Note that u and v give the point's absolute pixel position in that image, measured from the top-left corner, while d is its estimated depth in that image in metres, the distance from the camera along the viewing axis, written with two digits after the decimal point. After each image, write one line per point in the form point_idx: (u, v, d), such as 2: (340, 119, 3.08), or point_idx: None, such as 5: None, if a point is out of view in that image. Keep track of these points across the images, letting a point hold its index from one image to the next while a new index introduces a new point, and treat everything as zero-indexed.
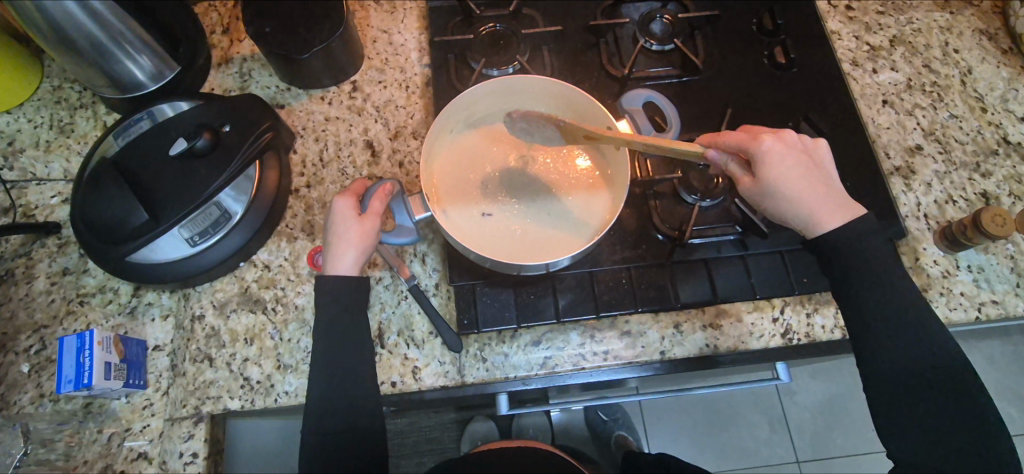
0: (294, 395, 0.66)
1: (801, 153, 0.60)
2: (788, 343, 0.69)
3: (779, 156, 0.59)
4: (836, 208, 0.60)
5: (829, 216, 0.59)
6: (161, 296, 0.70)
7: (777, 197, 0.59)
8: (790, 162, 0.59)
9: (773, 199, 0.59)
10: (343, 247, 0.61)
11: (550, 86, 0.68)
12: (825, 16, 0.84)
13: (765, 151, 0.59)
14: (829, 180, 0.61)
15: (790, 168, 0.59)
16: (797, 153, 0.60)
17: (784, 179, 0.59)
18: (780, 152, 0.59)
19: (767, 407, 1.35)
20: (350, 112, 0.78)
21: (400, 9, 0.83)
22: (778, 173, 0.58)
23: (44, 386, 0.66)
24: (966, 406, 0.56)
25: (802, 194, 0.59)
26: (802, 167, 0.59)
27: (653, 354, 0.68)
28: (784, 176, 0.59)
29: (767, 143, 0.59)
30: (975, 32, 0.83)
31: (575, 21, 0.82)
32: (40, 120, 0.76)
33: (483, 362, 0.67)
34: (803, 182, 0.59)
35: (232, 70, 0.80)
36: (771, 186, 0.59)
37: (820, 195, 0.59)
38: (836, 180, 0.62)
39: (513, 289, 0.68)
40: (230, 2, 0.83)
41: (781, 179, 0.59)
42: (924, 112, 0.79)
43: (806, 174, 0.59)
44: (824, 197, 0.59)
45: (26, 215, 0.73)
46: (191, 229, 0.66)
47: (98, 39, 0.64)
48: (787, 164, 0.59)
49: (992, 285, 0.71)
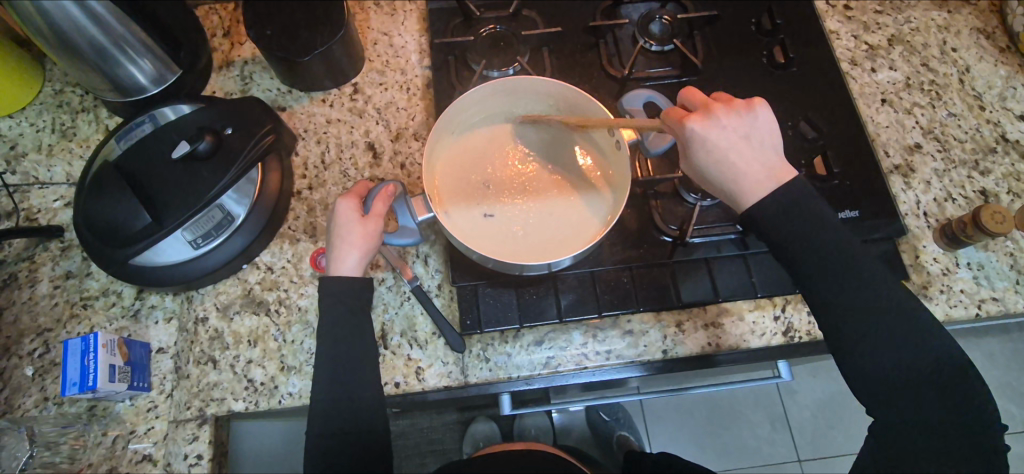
0: (297, 396, 0.67)
1: (729, 125, 0.58)
2: (789, 341, 0.69)
3: (703, 140, 0.58)
4: (769, 178, 0.58)
5: (756, 189, 0.58)
6: (164, 298, 0.70)
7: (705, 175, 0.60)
8: (711, 140, 0.58)
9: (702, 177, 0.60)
10: (345, 248, 0.61)
11: (550, 87, 0.68)
12: (824, 15, 0.85)
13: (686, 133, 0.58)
14: (763, 148, 0.59)
15: (713, 145, 0.58)
16: (723, 127, 0.58)
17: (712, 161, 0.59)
18: (700, 132, 0.58)
19: (768, 406, 1.36)
20: (351, 114, 0.78)
21: (400, 11, 0.84)
22: (700, 152, 0.58)
23: (49, 389, 0.66)
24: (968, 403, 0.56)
25: (735, 174, 0.58)
26: (725, 143, 0.58)
27: (655, 354, 0.69)
28: (707, 154, 0.58)
29: (687, 126, 0.58)
30: (973, 31, 0.83)
31: (574, 22, 0.82)
32: (42, 124, 0.77)
33: (485, 363, 0.68)
34: (727, 158, 0.58)
35: (233, 73, 0.80)
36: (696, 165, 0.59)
37: (748, 169, 0.58)
38: (774, 142, 0.60)
39: (515, 290, 0.68)
40: (231, 5, 0.83)
41: (704, 158, 0.59)
42: (922, 110, 0.79)
43: (732, 148, 0.58)
44: (753, 169, 0.58)
45: (29, 219, 0.73)
46: (194, 231, 0.66)
47: (100, 43, 0.64)
48: (715, 142, 0.58)
49: (992, 282, 0.71)
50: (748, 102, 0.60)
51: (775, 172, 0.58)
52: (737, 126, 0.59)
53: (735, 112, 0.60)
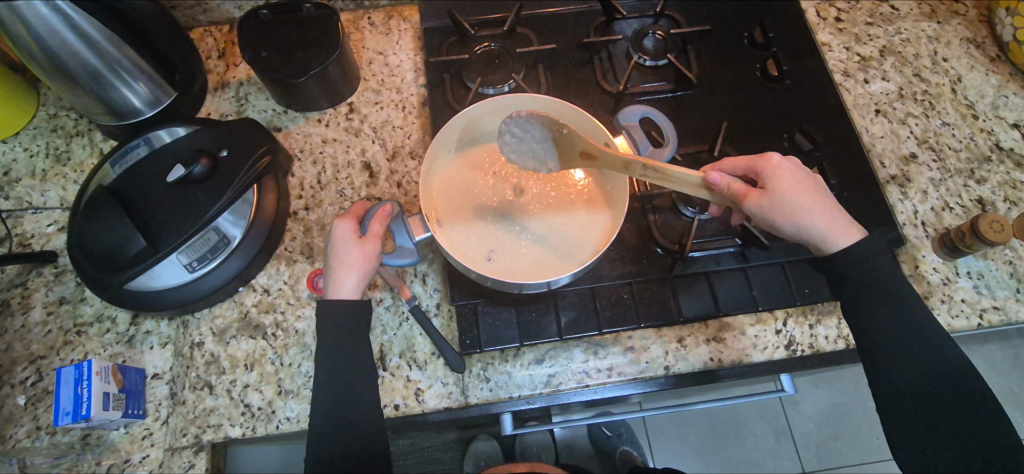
0: (296, 421, 0.66)
1: (811, 175, 0.61)
2: (792, 355, 0.69)
3: (785, 171, 0.60)
4: (850, 224, 0.59)
5: (836, 227, 0.59)
6: (159, 324, 0.70)
7: (789, 209, 0.58)
8: (800, 179, 0.60)
9: (784, 211, 0.58)
10: (344, 271, 0.60)
11: (549, 105, 0.68)
12: (815, 28, 0.85)
13: (772, 166, 0.60)
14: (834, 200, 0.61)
15: (802, 184, 0.59)
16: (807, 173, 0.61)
17: (794, 192, 0.59)
18: (788, 168, 0.60)
19: (772, 418, 1.34)
20: (347, 133, 0.78)
21: (395, 30, 0.84)
22: (786, 185, 0.59)
23: (41, 419, 0.65)
24: (977, 415, 0.56)
25: (813, 215, 0.58)
26: (810, 184, 0.60)
27: (657, 370, 0.68)
28: (793, 188, 0.59)
29: (774, 158, 0.60)
30: (963, 41, 0.84)
31: (569, 39, 0.82)
32: (36, 148, 0.76)
33: (486, 382, 0.67)
34: (812, 200, 0.59)
35: (229, 94, 0.80)
36: (779, 197, 0.58)
37: (832, 213, 0.59)
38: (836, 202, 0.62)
39: (515, 308, 0.68)
40: (225, 27, 0.83)
41: (791, 192, 0.59)
42: (916, 120, 0.80)
43: (813, 191, 0.60)
44: (834, 213, 0.59)
45: (22, 245, 0.72)
46: (190, 255, 0.66)
47: (95, 67, 0.64)
48: (795, 179, 0.60)
49: (993, 291, 0.71)
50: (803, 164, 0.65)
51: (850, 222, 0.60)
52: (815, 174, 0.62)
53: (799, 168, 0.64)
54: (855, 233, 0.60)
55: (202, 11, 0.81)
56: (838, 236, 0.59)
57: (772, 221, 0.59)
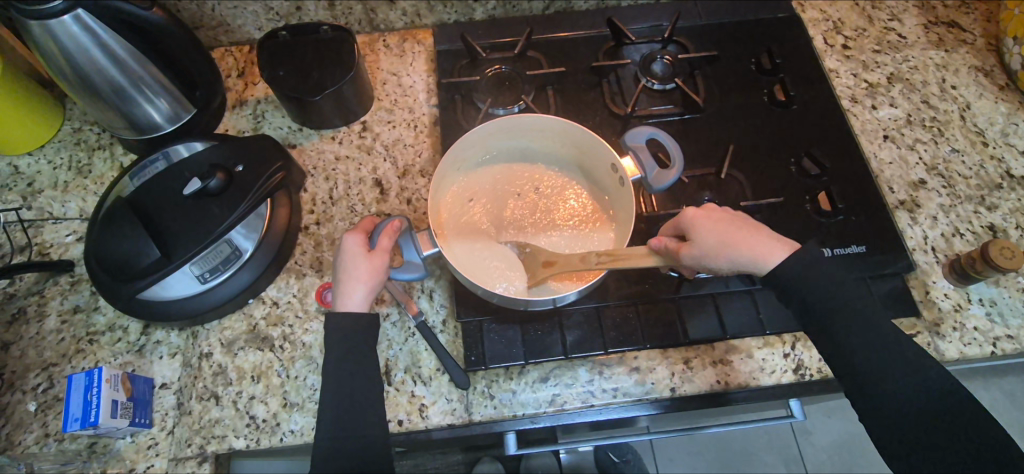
0: (299, 434, 0.66)
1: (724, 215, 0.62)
2: (800, 379, 0.68)
3: (701, 217, 0.61)
4: (766, 245, 0.59)
5: (772, 249, 0.59)
6: (169, 334, 0.70)
7: (715, 255, 0.59)
8: (718, 222, 0.60)
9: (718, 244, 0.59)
10: (351, 284, 0.61)
11: (554, 126, 0.70)
12: (823, 54, 0.86)
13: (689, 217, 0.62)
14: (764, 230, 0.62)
15: (718, 225, 0.59)
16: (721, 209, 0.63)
17: (715, 232, 0.60)
18: (701, 213, 0.61)
19: (783, 447, 1.32)
20: (359, 151, 0.80)
21: (409, 52, 0.86)
22: (711, 228, 0.60)
23: (50, 426, 0.66)
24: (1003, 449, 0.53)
25: (729, 244, 0.59)
26: (730, 218, 0.61)
27: (662, 391, 0.67)
28: (714, 233, 0.60)
29: (687, 212, 0.62)
30: (971, 69, 0.84)
31: (578, 62, 0.84)
32: (59, 161, 0.79)
33: (490, 400, 0.67)
34: (736, 231, 0.60)
35: (247, 112, 0.82)
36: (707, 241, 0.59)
37: (720, 233, 0.59)
38: (723, 234, 0.59)
39: (521, 325, 0.68)
40: (246, 48, 0.86)
41: (713, 233, 0.60)
42: (925, 146, 0.80)
43: (739, 220, 0.61)
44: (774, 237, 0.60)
45: (40, 254, 0.74)
46: (202, 266, 0.67)
47: (118, 82, 0.66)
48: (709, 221, 0.60)
49: (1006, 319, 0.70)
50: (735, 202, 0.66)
51: (771, 242, 0.59)
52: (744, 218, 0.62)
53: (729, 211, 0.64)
54: (774, 260, 0.58)
55: (223, 32, 0.84)
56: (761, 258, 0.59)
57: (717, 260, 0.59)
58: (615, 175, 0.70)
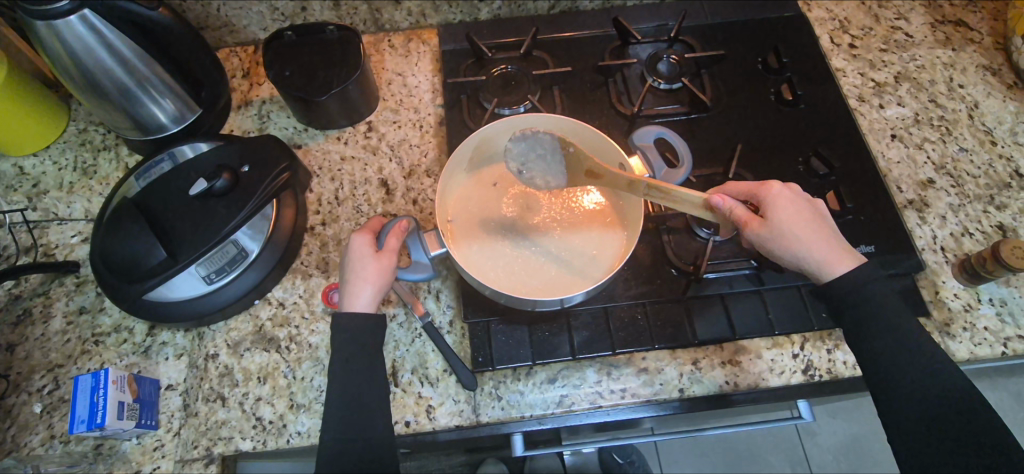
0: (306, 436, 0.65)
1: (810, 204, 0.61)
2: (810, 380, 0.68)
3: (786, 201, 0.59)
4: (835, 254, 0.58)
5: (841, 259, 0.58)
6: (175, 335, 0.70)
7: (782, 241, 0.58)
8: (799, 211, 0.59)
9: (791, 236, 0.58)
10: (360, 285, 0.61)
11: (563, 125, 0.70)
12: (829, 54, 0.86)
13: (773, 194, 0.60)
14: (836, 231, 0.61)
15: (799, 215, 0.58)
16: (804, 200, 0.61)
17: (794, 220, 0.59)
18: (784, 196, 0.60)
19: (788, 448, 1.31)
20: (365, 151, 0.80)
21: (414, 52, 0.86)
22: (787, 214, 0.59)
23: (56, 427, 0.66)
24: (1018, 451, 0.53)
25: (804, 239, 0.58)
26: (811, 212, 0.60)
27: (671, 392, 0.67)
28: (791, 223, 0.58)
29: (775, 189, 0.60)
30: (978, 68, 0.84)
31: (584, 62, 0.84)
32: (64, 162, 0.78)
33: (498, 401, 0.66)
34: (813, 229, 0.59)
35: (252, 112, 0.82)
36: (781, 228, 0.58)
37: (801, 226, 0.58)
38: (801, 228, 0.58)
39: (528, 326, 0.68)
40: (251, 48, 0.86)
41: (791, 221, 0.58)
42: (933, 145, 0.79)
43: (816, 218, 0.60)
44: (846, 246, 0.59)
45: (46, 255, 0.74)
46: (208, 267, 0.67)
47: (124, 83, 0.66)
48: (793, 209, 0.59)
49: (1017, 319, 0.70)
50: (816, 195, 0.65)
51: (844, 251, 0.58)
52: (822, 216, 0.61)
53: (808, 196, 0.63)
54: (837, 273, 0.58)
55: (228, 32, 0.84)
56: (832, 262, 0.58)
57: (778, 250, 0.59)
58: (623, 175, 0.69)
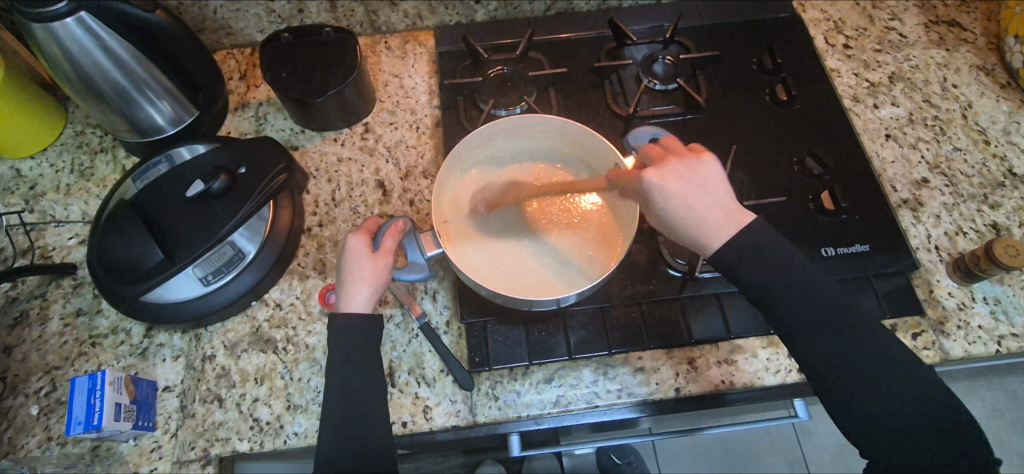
0: (303, 436, 0.66)
1: (691, 180, 0.60)
2: (805, 379, 0.68)
3: (659, 191, 0.60)
4: (711, 230, 0.58)
5: (716, 235, 0.58)
6: (172, 337, 0.70)
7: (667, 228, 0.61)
8: (674, 195, 0.59)
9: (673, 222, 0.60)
10: (355, 285, 0.61)
11: (557, 126, 0.70)
12: (824, 54, 0.86)
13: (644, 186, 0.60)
14: (723, 197, 0.60)
15: (672, 205, 0.59)
16: (680, 176, 0.60)
17: (672, 206, 0.59)
18: (654, 182, 0.60)
19: (785, 448, 1.31)
20: (362, 152, 0.80)
21: (411, 54, 0.86)
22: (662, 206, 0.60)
23: (53, 429, 0.66)
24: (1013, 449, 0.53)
25: (682, 223, 0.59)
26: (689, 194, 0.59)
27: (667, 392, 0.67)
28: (670, 211, 0.60)
29: (646, 181, 0.60)
30: (972, 68, 0.85)
31: (580, 64, 0.84)
32: (62, 164, 0.79)
33: (494, 401, 0.66)
34: (688, 211, 0.59)
35: (249, 114, 0.82)
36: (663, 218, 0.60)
37: (676, 213, 0.59)
38: (676, 213, 0.59)
39: (525, 326, 0.68)
40: (248, 50, 0.86)
41: (669, 209, 0.60)
42: (927, 145, 0.80)
43: (689, 193, 0.59)
44: (732, 217, 0.58)
45: (43, 256, 0.74)
46: (205, 268, 0.67)
47: (122, 85, 0.66)
48: (665, 195, 0.60)
49: (1010, 318, 0.70)
50: (699, 153, 0.63)
51: (724, 224, 0.58)
52: (703, 185, 0.60)
53: (689, 162, 0.61)
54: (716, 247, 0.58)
55: (226, 34, 0.84)
56: (712, 241, 0.58)
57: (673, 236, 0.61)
58: None
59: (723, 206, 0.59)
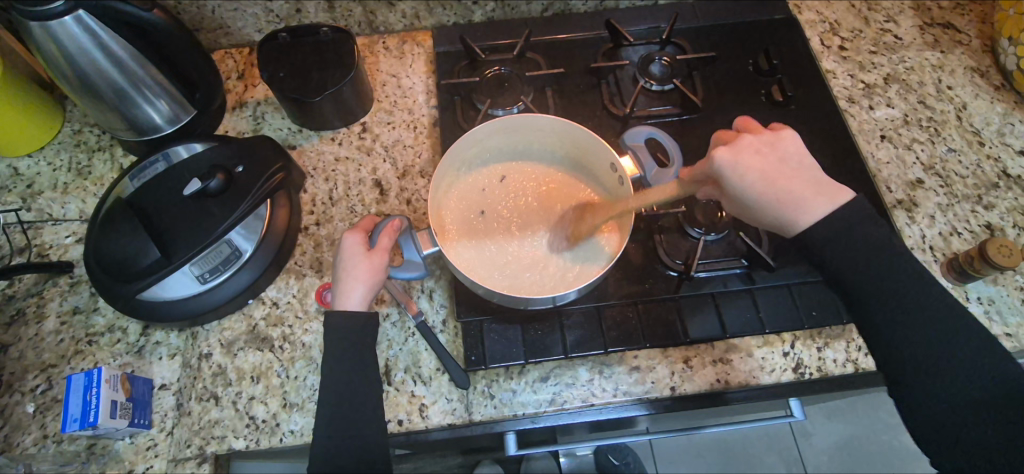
0: (299, 434, 0.66)
1: (773, 155, 0.60)
2: (800, 378, 0.68)
3: (737, 170, 0.59)
4: (806, 205, 0.58)
5: (807, 213, 0.58)
6: (169, 335, 0.70)
7: (752, 209, 0.60)
8: (760, 171, 0.59)
9: (760, 199, 0.59)
10: (351, 283, 0.61)
11: (552, 126, 0.70)
12: (820, 56, 0.87)
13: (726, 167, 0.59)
14: (802, 169, 0.60)
15: (758, 182, 0.58)
16: (758, 156, 0.60)
17: (756, 184, 0.59)
18: (733, 166, 0.59)
19: (783, 449, 1.32)
20: (359, 152, 0.80)
21: (408, 54, 0.87)
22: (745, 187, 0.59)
23: (49, 427, 0.66)
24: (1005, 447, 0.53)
25: (768, 199, 0.59)
26: (769, 170, 0.59)
27: (663, 391, 0.67)
28: (754, 191, 0.59)
29: (721, 160, 0.59)
30: (967, 70, 0.85)
31: (576, 64, 0.85)
32: (59, 162, 0.79)
33: (490, 400, 0.67)
34: (778, 185, 0.58)
35: (246, 113, 0.82)
36: (745, 197, 0.60)
37: (767, 193, 0.59)
38: (766, 191, 0.59)
39: (521, 325, 0.68)
40: (245, 50, 0.87)
41: (755, 188, 0.59)
42: (922, 146, 0.80)
43: (769, 171, 0.59)
44: (819, 191, 0.59)
45: (40, 255, 0.74)
46: (202, 266, 0.67)
47: (119, 84, 0.67)
48: (749, 175, 0.59)
49: (1004, 317, 0.70)
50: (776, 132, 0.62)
51: (823, 197, 0.58)
52: (783, 160, 0.60)
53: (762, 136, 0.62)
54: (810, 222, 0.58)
55: (224, 34, 0.84)
56: (807, 217, 0.58)
57: (756, 215, 0.61)
58: (614, 174, 0.70)
59: (811, 176, 0.60)
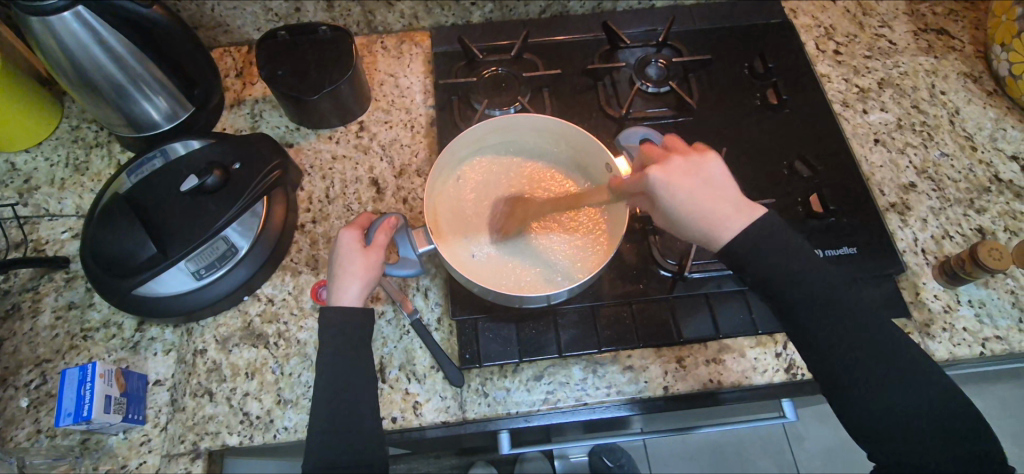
0: (293, 431, 0.66)
1: (700, 173, 0.59)
2: (792, 378, 0.69)
3: (663, 188, 0.59)
4: (725, 223, 0.57)
5: (726, 231, 0.57)
6: (164, 331, 0.70)
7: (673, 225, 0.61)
8: (682, 190, 0.58)
9: (680, 216, 0.59)
10: (347, 279, 0.61)
11: (549, 125, 0.71)
12: (814, 60, 0.87)
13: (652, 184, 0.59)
14: (726, 186, 0.59)
15: (683, 201, 0.58)
16: (687, 176, 0.59)
17: (676, 202, 0.59)
18: (663, 185, 0.59)
19: (776, 453, 1.32)
20: (356, 151, 0.80)
21: (406, 54, 0.87)
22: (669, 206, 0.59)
23: (42, 422, 0.66)
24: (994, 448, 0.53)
25: (684, 218, 0.59)
26: (693, 189, 0.58)
27: (656, 390, 0.68)
28: (674, 210, 0.59)
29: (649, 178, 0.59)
30: (960, 75, 0.86)
31: (573, 66, 0.85)
32: (57, 158, 0.79)
33: (484, 398, 0.67)
34: (695, 204, 0.58)
35: (244, 111, 0.82)
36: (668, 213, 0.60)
37: (688, 211, 0.58)
38: (679, 210, 0.59)
39: (515, 324, 0.68)
40: (244, 48, 0.87)
41: (680, 206, 0.59)
42: (915, 150, 0.81)
43: (696, 190, 0.59)
44: (738, 209, 0.58)
45: (36, 250, 0.74)
46: (197, 263, 0.67)
47: (118, 81, 0.67)
48: (671, 194, 0.59)
49: (995, 320, 0.71)
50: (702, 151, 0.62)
51: (739, 214, 0.58)
52: (707, 178, 0.59)
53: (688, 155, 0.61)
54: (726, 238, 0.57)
55: (223, 32, 0.84)
56: (724, 234, 0.57)
57: (677, 230, 0.61)
58: (609, 174, 0.71)
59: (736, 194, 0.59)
